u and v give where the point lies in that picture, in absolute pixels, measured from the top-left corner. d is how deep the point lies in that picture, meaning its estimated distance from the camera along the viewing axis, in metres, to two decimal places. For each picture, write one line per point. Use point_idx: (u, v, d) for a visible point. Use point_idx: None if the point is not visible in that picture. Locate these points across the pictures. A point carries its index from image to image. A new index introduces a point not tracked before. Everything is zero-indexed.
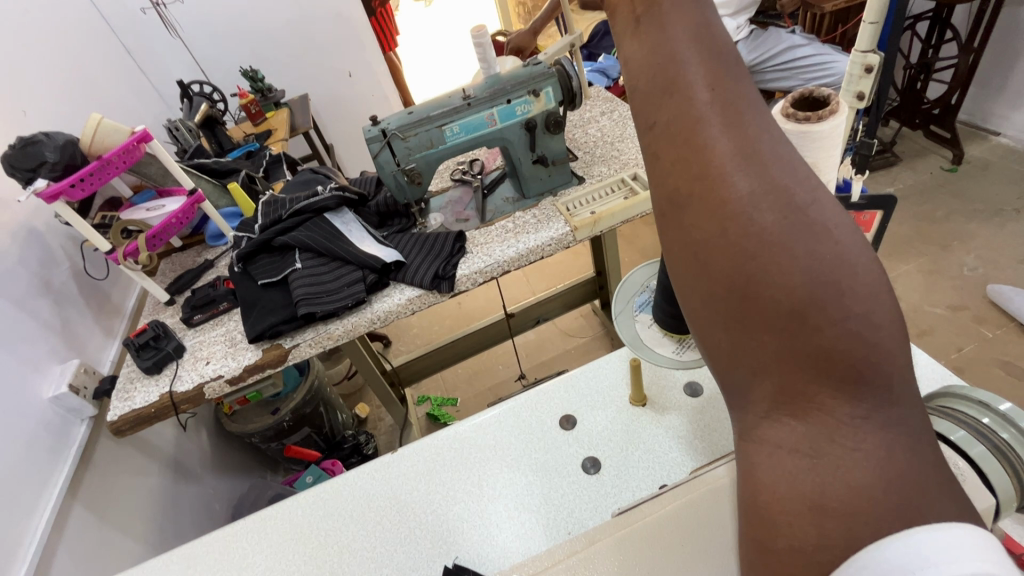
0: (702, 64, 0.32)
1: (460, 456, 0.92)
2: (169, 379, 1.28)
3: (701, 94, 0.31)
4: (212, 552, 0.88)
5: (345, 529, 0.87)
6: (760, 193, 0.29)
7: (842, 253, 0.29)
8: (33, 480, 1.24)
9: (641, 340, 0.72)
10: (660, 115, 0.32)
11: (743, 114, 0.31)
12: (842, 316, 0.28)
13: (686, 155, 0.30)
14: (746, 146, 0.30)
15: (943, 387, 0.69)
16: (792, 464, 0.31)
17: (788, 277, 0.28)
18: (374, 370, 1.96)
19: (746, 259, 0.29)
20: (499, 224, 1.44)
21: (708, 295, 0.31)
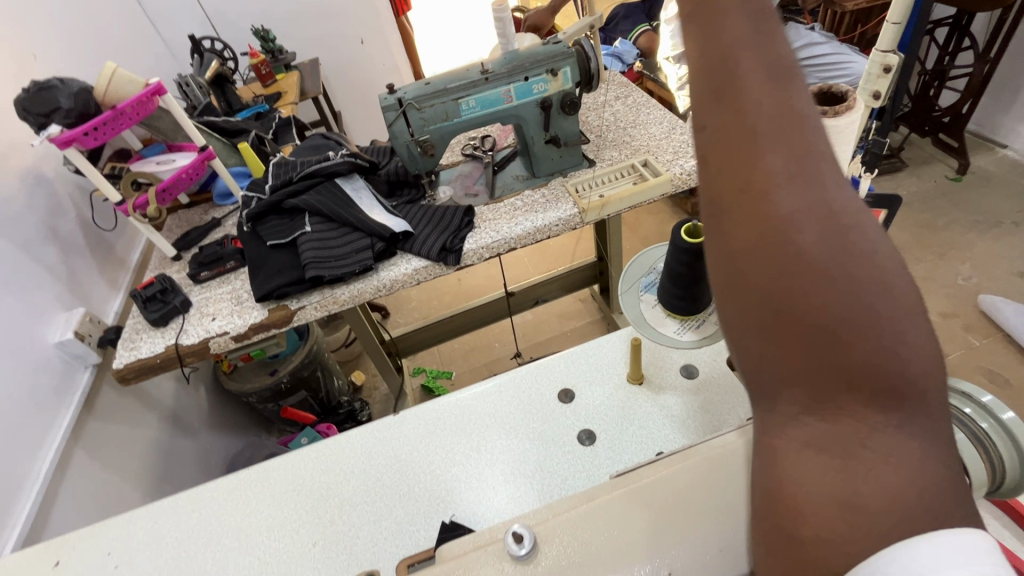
0: (760, 70, 0.32)
1: (460, 425, 0.95)
2: (175, 331, 1.30)
3: (758, 97, 0.32)
4: (216, 496, 0.93)
5: (346, 482, 0.90)
6: (805, 207, 0.30)
7: (882, 274, 0.30)
8: (37, 421, 1.26)
9: (644, 318, 0.75)
10: (713, 118, 0.33)
11: (796, 123, 0.32)
12: (874, 332, 0.30)
13: (736, 163, 0.32)
14: (793, 153, 0.31)
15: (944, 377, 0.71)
16: (820, 461, 0.34)
17: (823, 291, 0.30)
18: (373, 339, 1.99)
19: (787, 272, 0.30)
20: (508, 201, 1.45)
21: (738, 297, 0.33)
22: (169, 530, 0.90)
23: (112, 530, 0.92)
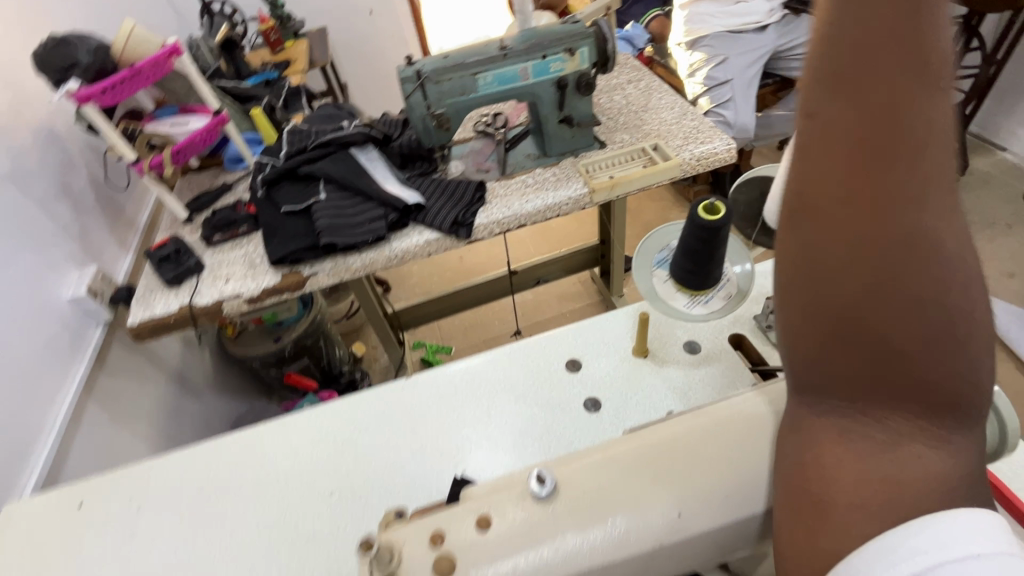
0: (915, 102, 0.33)
1: (473, 389, 0.99)
2: (188, 292, 1.33)
3: (902, 135, 0.33)
4: (235, 446, 0.98)
5: (362, 437, 0.96)
6: (910, 252, 0.35)
7: (962, 316, 0.36)
8: (52, 373, 1.29)
9: (656, 291, 0.78)
10: (851, 142, 0.35)
11: (930, 165, 0.34)
12: (944, 329, 0.36)
13: (857, 199, 0.35)
14: (922, 181, 0.34)
15: None
16: (864, 448, 0.42)
17: (901, 294, 0.36)
18: (377, 310, 2.03)
19: (867, 301, 0.37)
20: (519, 178, 1.48)
21: (815, 289, 0.39)
22: (190, 476, 0.95)
23: (135, 475, 0.96)
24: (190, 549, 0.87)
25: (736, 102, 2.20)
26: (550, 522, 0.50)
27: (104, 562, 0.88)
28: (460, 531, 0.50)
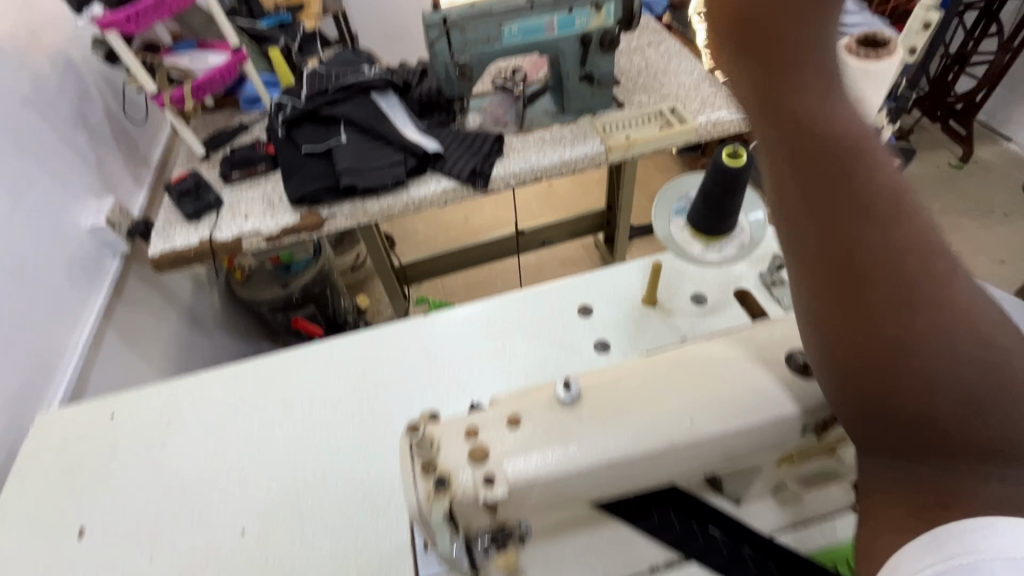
0: (859, 170, 0.37)
1: (489, 328, 1.04)
2: (208, 226, 1.35)
3: (860, 193, 0.37)
4: (260, 370, 1.03)
5: (382, 367, 1.00)
6: (915, 300, 0.35)
7: (996, 361, 0.34)
8: (73, 298, 1.33)
9: (673, 237, 0.83)
10: (823, 209, 0.38)
11: (897, 219, 0.36)
12: (968, 359, 0.34)
13: (846, 256, 0.37)
14: (892, 230, 0.36)
15: None
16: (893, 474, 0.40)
17: (944, 283, 0.35)
18: (384, 259, 2.06)
19: (896, 359, 0.35)
20: (537, 133, 1.50)
21: (828, 343, 0.39)
22: (217, 395, 1.00)
23: (163, 392, 1.01)
24: (217, 458, 0.91)
25: None
26: (576, 424, 0.55)
27: (135, 467, 0.91)
28: (491, 427, 0.56)
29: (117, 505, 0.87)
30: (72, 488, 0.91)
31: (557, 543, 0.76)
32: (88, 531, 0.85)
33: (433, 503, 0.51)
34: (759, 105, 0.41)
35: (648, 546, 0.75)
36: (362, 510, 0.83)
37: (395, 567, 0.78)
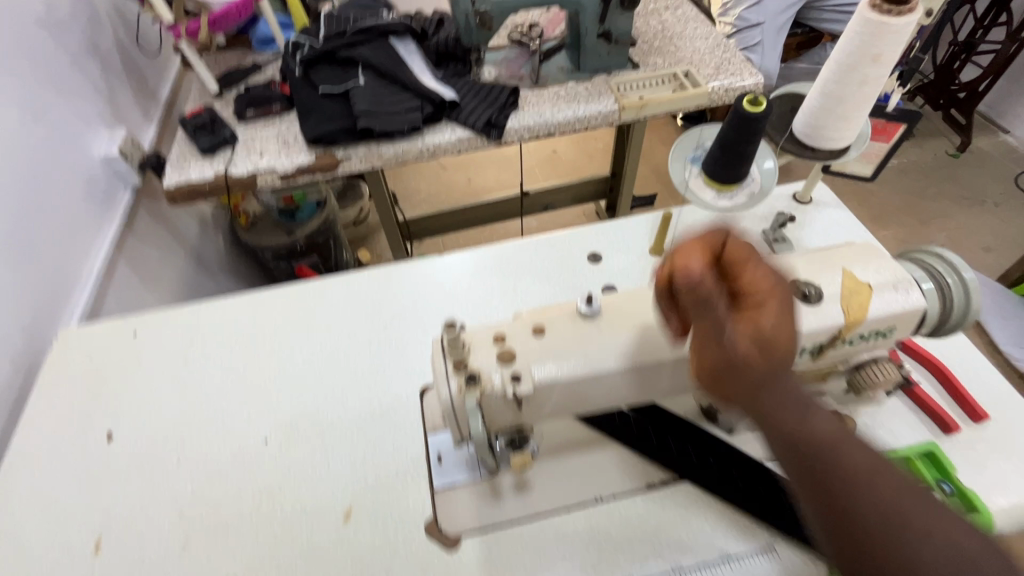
0: (791, 394, 0.48)
1: (502, 269, 1.09)
2: (223, 162, 1.36)
3: (793, 416, 0.47)
4: (279, 297, 1.07)
5: (398, 301, 1.05)
6: (862, 488, 0.45)
7: (929, 519, 0.44)
8: (87, 226, 1.34)
9: (688, 183, 0.87)
10: (781, 428, 0.47)
11: (818, 429, 0.47)
12: (900, 526, 0.44)
13: (808, 468, 0.47)
14: (827, 442, 0.47)
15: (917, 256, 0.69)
16: None
17: (866, 476, 0.46)
18: (390, 208, 2.03)
19: (867, 539, 0.44)
20: (551, 89, 1.51)
21: (822, 536, 0.47)
22: (237, 319, 1.04)
23: (185, 314, 1.05)
24: (240, 375, 0.95)
25: (765, 46, 2.21)
26: (594, 332, 0.60)
27: (160, 379, 0.96)
28: (518, 337, 0.60)
29: (148, 411, 0.92)
30: (101, 395, 0.94)
31: (562, 460, 0.81)
32: (118, 436, 0.89)
33: (464, 394, 0.56)
34: (703, 356, 0.51)
35: (644, 467, 0.81)
36: (378, 425, 0.88)
37: (412, 474, 0.83)
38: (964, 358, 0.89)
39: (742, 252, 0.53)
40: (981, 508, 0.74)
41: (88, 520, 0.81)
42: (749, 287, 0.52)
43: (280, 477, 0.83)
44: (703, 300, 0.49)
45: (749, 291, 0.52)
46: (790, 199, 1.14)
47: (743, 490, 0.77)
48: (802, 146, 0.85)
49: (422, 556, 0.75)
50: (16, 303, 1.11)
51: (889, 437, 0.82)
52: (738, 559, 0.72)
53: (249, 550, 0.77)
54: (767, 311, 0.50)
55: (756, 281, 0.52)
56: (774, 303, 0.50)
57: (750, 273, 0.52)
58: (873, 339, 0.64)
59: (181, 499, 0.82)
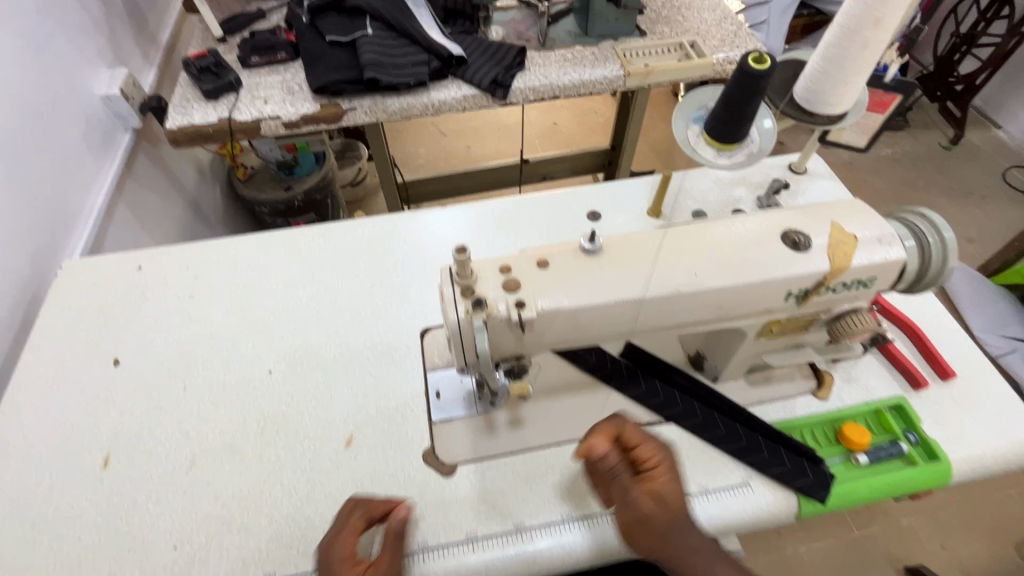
0: (684, 541, 0.63)
1: (503, 223, 1.11)
2: (227, 106, 1.36)
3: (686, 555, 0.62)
4: (284, 240, 1.09)
5: (400, 248, 1.07)
6: None
7: None
8: (88, 164, 1.34)
9: (689, 141, 0.90)
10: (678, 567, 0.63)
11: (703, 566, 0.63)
12: None
13: None
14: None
15: (911, 216, 0.72)
16: None
17: None
18: (388, 160, 1.98)
19: None
20: (558, 51, 1.51)
21: None
22: (241, 258, 1.06)
23: (188, 251, 1.07)
24: (245, 310, 0.98)
25: (770, 25, 2.20)
26: (595, 267, 0.64)
27: (165, 311, 0.98)
28: (523, 269, 0.63)
29: (154, 340, 0.94)
30: (106, 322, 0.96)
31: (555, 400, 0.86)
32: (124, 361, 0.92)
33: (471, 317, 0.59)
34: (624, 516, 0.64)
35: (632, 409, 0.85)
36: (380, 362, 0.91)
37: (411, 407, 0.86)
38: (936, 323, 0.94)
39: (637, 435, 0.66)
40: (941, 456, 0.80)
41: (94, 437, 0.83)
42: (648, 454, 0.65)
43: (283, 405, 0.87)
44: (609, 472, 0.64)
45: (646, 464, 0.65)
46: (786, 169, 1.17)
47: (724, 432, 0.82)
48: (802, 110, 0.88)
49: (419, 480, 0.79)
50: (19, 233, 1.12)
51: (863, 389, 0.88)
52: (715, 493, 0.77)
53: (253, 469, 0.80)
54: (662, 480, 0.64)
55: (651, 453, 0.65)
56: (665, 469, 0.65)
57: (649, 452, 0.65)
58: (854, 288, 0.68)
59: (186, 421, 0.85)
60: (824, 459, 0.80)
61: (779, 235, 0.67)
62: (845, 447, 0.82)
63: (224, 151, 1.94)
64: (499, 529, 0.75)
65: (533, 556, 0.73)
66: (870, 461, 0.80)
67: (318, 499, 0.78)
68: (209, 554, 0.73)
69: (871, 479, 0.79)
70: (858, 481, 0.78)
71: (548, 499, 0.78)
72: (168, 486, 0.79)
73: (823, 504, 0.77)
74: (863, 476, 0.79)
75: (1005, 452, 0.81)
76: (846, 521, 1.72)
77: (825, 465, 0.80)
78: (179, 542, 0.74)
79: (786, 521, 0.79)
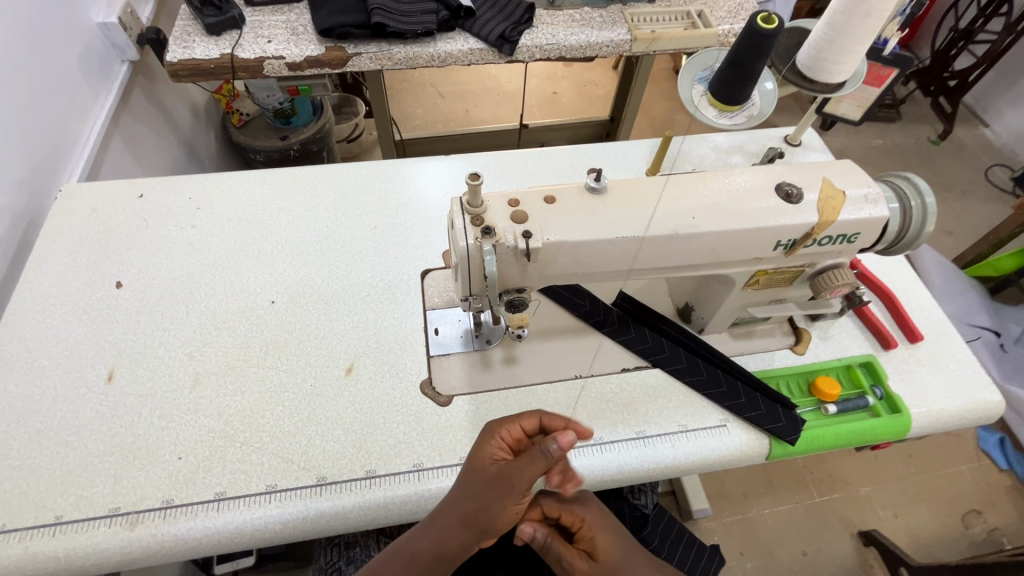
0: None
1: (505, 174, 1.13)
2: (229, 43, 1.34)
3: None
4: (286, 178, 1.09)
5: (403, 192, 1.09)
6: None
7: None
8: (84, 93, 1.31)
9: (693, 101, 0.93)
10: None
11: None
12: None
13: None
14: None
15: (899, 181, 0.76)
16: None
17: None
18: (387, 113, 1.95)
19: None
20: (566, 12, 1.50)
21: None
22: (243, 192, 1.06)
23: (190, 183, 1.07)
24: (247, 242, 0.99)
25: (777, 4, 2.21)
26: (599, 205, 0.67)
27: (167, 239, 0.99)
28: (531, 202, 0.66)
29: (157, 265, 0.95)
30: (108, 246, 0.97)
31: (548, 341, 0.90)
32: (127, 284, 0.93)
33: (480, 242, 0.62)
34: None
35: (621, 354, 0.90)
36: (381, 298, 0.94)
37: (410, 342, 0.90)
38: (909, 291, 1.00)
39: (554, 501, 0.70)
40: (903, 409, 0.86)
41: (98, 354, 0.85)
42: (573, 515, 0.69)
43: (285, 333, 0.89)
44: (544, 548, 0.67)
45: (575, 526, 0.69)
46: (781, 141, 1.21)
47: (706, 379, 0.87)
48: (803, 77, 0.91)
49: (417, 407, 0.83)
50: (16, 154, 1.10)
51: (837, 347, 0.94)
52: (694, 432, 0.83)
53: (256, 389, 0.83)
54: (591, 535, 0.67)
55: (574, 515, 0.69)
56: (593, 519, 0.69)
57: (575, 514, 0.69)
58: (838, 243, 0.73)
59: (189, 343, 0.87)
60: (797, 406, 0.86)
61: (773, 186, 0.71)
62: (817, 397, 0.88)
63: (219, 95, 1.88)
64: None
65: None
66: (838, 411, 0.86)
67: (318, 419, 0.81)
68: (213, 464, 0.76)
69: (837, 426, 0.85)
70: (826, 427, 0.84)
71: None
72: (172, 401, 0.81)
73: (792, 446, 0.83)
74: (831, 424, 0.85)
75: (960, 410, 0.87)
76: (808, 488, 1.82)
77: (797, 411, 0.86)
78: (184, 453, 0.77)
79: (757, 461, 0.84)
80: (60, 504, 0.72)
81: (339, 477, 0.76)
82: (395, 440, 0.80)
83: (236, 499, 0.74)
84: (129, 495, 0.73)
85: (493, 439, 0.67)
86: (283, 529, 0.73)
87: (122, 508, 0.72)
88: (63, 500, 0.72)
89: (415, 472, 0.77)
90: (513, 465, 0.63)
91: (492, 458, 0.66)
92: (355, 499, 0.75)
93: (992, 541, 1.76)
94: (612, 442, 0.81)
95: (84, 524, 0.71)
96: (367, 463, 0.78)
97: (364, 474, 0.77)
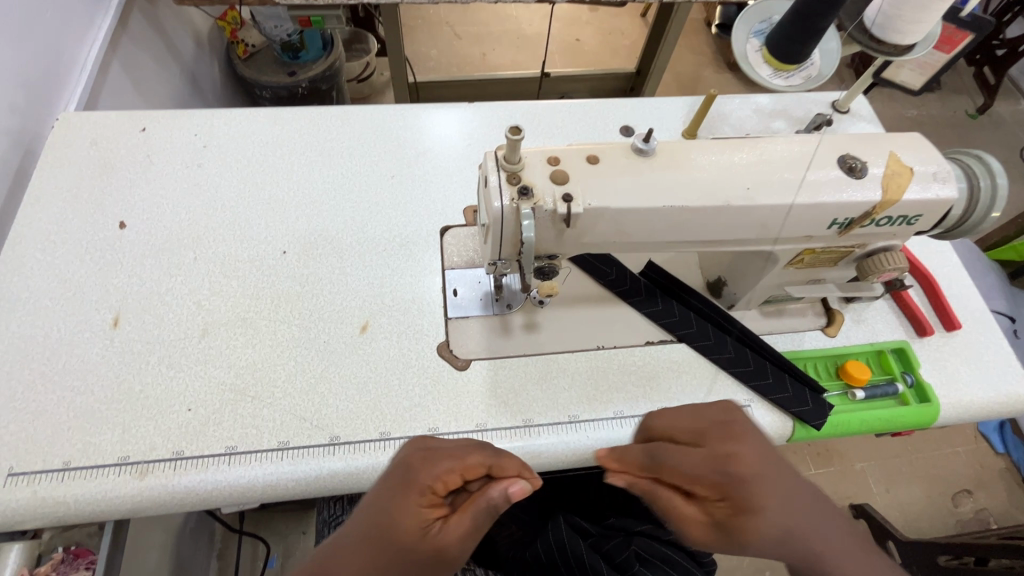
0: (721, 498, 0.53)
1: (531, 126, 1.06)
2: None
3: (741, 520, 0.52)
4: (299, 119, 1.02)
5: (422, 141, 1.02)
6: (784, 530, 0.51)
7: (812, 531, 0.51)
8: (79, 11, 1.21)
9: (747, 57, 0.86)
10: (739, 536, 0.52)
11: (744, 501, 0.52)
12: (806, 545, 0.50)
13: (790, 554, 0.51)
14: (762, 511, 0.51)
15: (968, 161, 0.70)
16: (843, 536, 0.51)
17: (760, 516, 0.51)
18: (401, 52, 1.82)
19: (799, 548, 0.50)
20: None
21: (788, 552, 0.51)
22: (253, 132, 0.99)
23: (196, 119, 1.00)
24: (256, 186, 0.94)
25: None
26: (647, 170, 0.61)
27: (172, 178, 0.93)
28: (572, 162, 0.61)
29: (162, 206, 0.90)
30: (110, 182, 0.91)
31: (572, 309, 0.86)
32: (130, 225, 0.88)
33: (517, 205, 0.58)
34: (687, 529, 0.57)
35: (646, 326, 0.86)
36: (398, 254, 0.89)
37: (428, 302, 0.86)
38: (948, 277, 0.95)
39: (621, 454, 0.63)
40: (932, 399, 0.83)
41: (102, 297, 0.81)
42: (659, 467, 0.58)
43: (298, 286, 0.85)
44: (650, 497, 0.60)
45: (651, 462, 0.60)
46: (828, 107, 1.12)
47: (734, 357, 0.84)
48: (870, 36, 0.82)
49: (433, 371, 0.80)
50: (6, 75, 1.02)
51: (869, 331, 0.90)
52: None
53: (268, 343, 0.80)
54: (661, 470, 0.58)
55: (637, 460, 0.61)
56: (677, 461, 0.56)
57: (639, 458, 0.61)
58: (896, 224, 0.68)
59: (198, 291, 0.83)
60: (824, 390, 0.83)
61: (835, 158, 0.65)
62: (844, 382, 0.85)
63: (223, 23, 1.74)
64: (508, 423, 0.77)
65: (537, 451, 0.76)
66: (866, 397, 0.83)
67: (332, 377, 0.78)
68: (224, 417, 0.74)
69: (863, 413, 0.82)
70: (852, 413, 0.82)
71: (559, 399, 0.80)
72: (181, 351, 0.78)
73: (816, 430, 0.80)
74: (857, 410, 0.83)
75: (989, 402, 0.85)
76: (806, 460, 1.83)
77: (824, 395, 0.83)
78: (193, 405, 0.75)
79: (779, 442, 0.83)
80: (68, 450, 0.70)
81: (352, 438, 0.74)
82: (411, 404, 0.77)
83: (247, 454, 0.72)
84: (139, 444, 0.71)
85: (422, 498, 0.53)
86: (294, 486, 0.72)
87: (131, 457, 0.71)
88: (71, 446, 0.71)
89: (430, 436, 0.75)
90: (456, 532, 0.52)
91: (426, 522, 0.52)
92: (368, 460, 0.73)
93: (979, 520, 1.78)
94: (633, 416, 0.79)
95: (93, 471, 0.69)
96: (381, 425, 0.76)
97: (378, 435, 0.75)
